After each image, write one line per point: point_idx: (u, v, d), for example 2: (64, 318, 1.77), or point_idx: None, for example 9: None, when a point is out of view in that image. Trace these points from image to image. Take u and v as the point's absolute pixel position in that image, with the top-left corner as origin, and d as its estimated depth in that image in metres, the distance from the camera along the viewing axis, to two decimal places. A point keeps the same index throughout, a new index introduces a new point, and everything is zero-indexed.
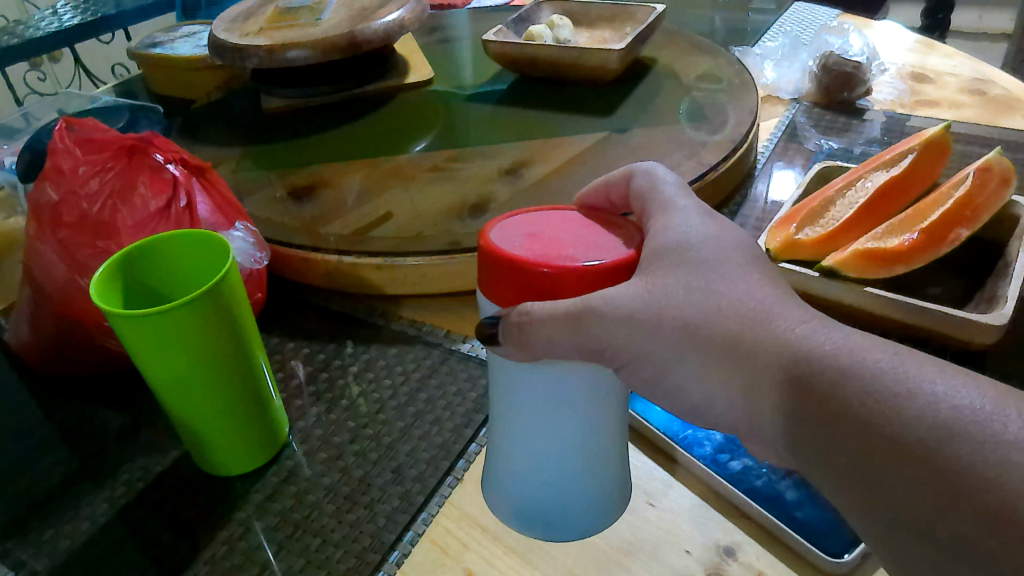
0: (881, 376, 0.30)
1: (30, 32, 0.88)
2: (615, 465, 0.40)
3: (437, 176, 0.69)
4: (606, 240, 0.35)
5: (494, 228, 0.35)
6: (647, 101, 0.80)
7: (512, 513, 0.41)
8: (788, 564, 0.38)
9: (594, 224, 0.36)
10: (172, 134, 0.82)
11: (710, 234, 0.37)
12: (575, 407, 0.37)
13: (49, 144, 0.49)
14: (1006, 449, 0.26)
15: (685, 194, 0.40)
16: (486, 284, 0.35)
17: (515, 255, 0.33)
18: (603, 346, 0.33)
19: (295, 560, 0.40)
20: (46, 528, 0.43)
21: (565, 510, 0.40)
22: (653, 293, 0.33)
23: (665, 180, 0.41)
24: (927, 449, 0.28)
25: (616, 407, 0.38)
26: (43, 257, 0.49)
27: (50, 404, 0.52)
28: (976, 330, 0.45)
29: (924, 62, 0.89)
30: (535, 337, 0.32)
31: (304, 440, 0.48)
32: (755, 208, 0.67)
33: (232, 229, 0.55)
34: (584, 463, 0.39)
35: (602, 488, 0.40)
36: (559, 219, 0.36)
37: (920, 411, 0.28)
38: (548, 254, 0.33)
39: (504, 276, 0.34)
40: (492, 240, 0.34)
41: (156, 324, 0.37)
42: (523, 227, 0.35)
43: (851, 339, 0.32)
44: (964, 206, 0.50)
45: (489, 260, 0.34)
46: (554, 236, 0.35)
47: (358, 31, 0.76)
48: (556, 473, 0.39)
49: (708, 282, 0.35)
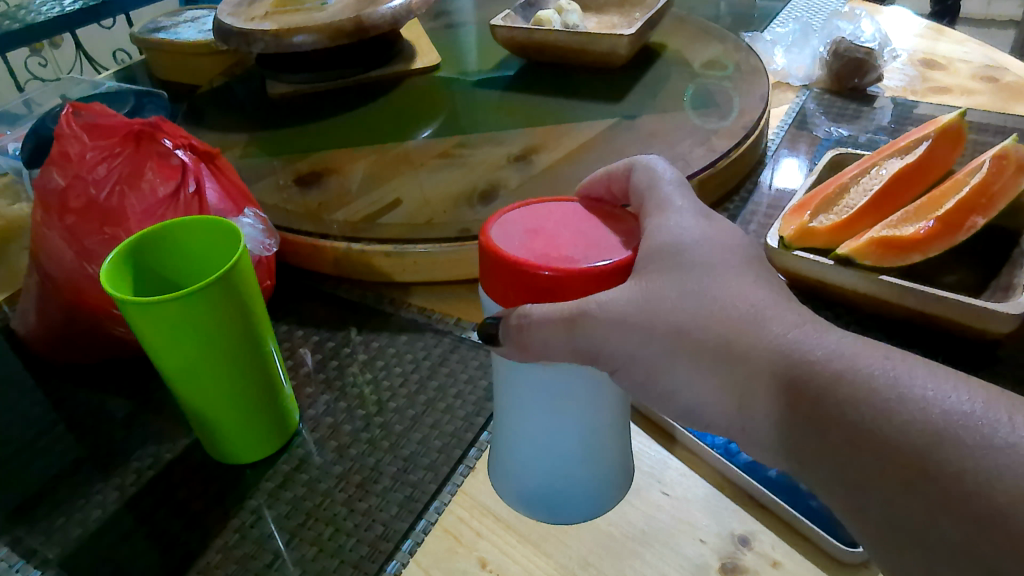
0: (873, 380, 0.30)
1: (31, 17, 0.86)
2: (616, 451, 0.40)
3: (445, 162, 0.68)
4: (607, 238, 0.35)
5: (495, 224, 0.35)
6: (655, 87, 0.80)
7: (517, 497, 0.41)
8: (803, 553, 0.38)
9: (595, 219, 0.36)
10: (176, 120, 0.81)
11: (705, 236, 0.36)
12: (574, 401, 0.37)
13: (56, 129, 0.50)
14: (997, 453, 0.26)
15: (685, 194, 0.38)
16: (488, 282, 0.35)
17: (517, 256, 0.33)
18: (600, 348, 0.33)
19: (308, 549, 0.40)
20: (57, 516, 0.43)
21: (567, 493, 0.40)
22: (650, 297, 0.33)
23: (665, 177, 0.39)
24: (918, 452, 0.27)
25: (615, 403, 0.38)
26: (51, 243, 0.49)
27: (57, 392, 0.52)
28: (992, 318, 0.44)
29: (934, 48, 0.88)
30: (533, 340, 0.32)
31: (315, 427, 0.48)
32: (766, 195, 0.67)
33: (241, 216, 0.55)
34: (586, 449, 0.39)
35: (604, 472, 0.40)
36: (560, 214, 0.36)
37: (911, 415, 0.28)
38: (549, 255, 0.33)
39: (505, 275, 0.33)
40: (492, 239, 0.34)
41: (166, 312, 0.36)
42: (522, 223, 0.35)
43: (847, 342, 0.32)
44: (980, 193, 0.49)
45: (490, 259, 0.34)
46: (555, 234, 0.34)
47: (364, 16, 0.75)
48: (558, 460, 0.39)
49: (701, 282, 0.34)
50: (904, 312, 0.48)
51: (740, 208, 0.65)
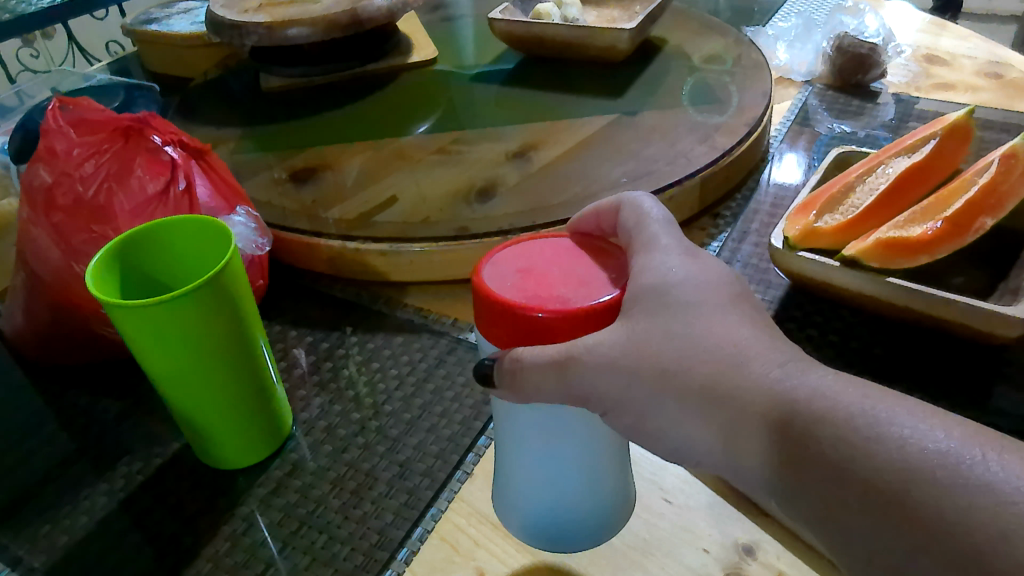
0: (852, 418, 0.28)
1: (21, 7, 0.85)
2: (617, 481, 0.39)
3: (442, 159, 0.67)
4: (597, 273, 0.34)
5: (487, 263, 0.35)
6: (655, 82, 0.78)
7: (514, 524, 0.39)
8: (811, 564, 0.37)
9: (585, 253, 0.35)
10: (168, 115, 0.80)
11: (691, 275, 0.34)
12: (570, 441, 0.36)
13: (42, 125, 0.48)
14: (966, 493, 0.25)
15: (673, 231, 0.36)
16: (481, 323, 0.34)
17: (509, 296, 0.32)
18: (592, 393, 0.32)
19: (300, 558, 0.39)
20: (43, 522, 0.42)
21: (567, 520, 0.38)
22: (636, 339, 0.31)
23: (653, 214, 0.37)
24: (896, 491, 0.26)
25: (612, 450, 0.37)
26: (38, 242, 0.48)
27: (48, 392, 0.51)
28: (999, 323, 0.43)
29: (937, 43, 0.87)
30: (527, 384, 0.31)
31: (308, 431, 0.47)
32: (768, 192, 0.65)
33: (233, 214, 0.53)
34: (588, 480, 0.37)
35: (605, 499, 0.38)
36: (551, 249, 0.35)
37: (886, 455, 0.27)
38: (540, 294, 0.32)
39: (498, 315, 0.32)
40: (484, 279, 0.33)
41: (154, 315, 0.35)
42: (514, 260, 0.34)
43: (828, 380, 0.30)
44: (988, 194, 0.48)
45: (483, 301, 0.33)
46: (546, 272, 0.34)
47: (360, 8, 0.74)
48: (556, 488, 0.37)
49: (686, 324, 0.32)
50: (908, 313, 0.47)
51: (742, 206, 0.64)
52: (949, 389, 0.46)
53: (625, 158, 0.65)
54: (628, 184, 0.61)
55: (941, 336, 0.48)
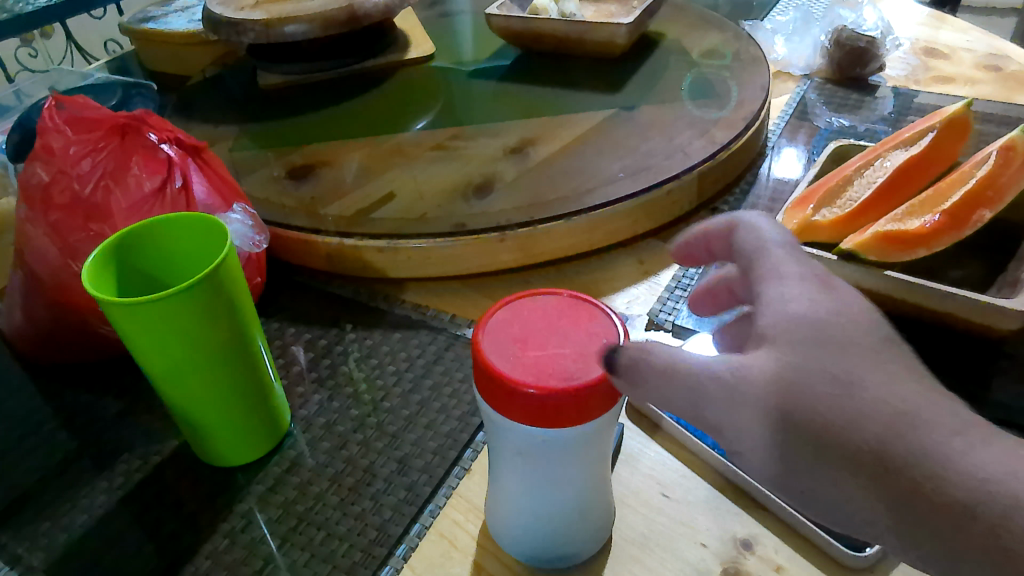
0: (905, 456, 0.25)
1: (18, 6, 0.85)
2: (603, 502, 0.37)
3: (440, 155, 0.67)
4: (594, 338, 0.32)
5: (483, 334, 0.32)
6: (653, 77, 0.78)
7: (511, 544, 0.37)
8: (808, 559, 0.37)
9: (575, 312, 0.33)
10: (165, 112, 0.80)
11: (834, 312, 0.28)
12: (562, 487, 0.34)
13: (38, 123, 0.48)
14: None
15: (801, 260, 0.31)
16: (487, 400, 0.32)
17: (514, 375, 0.30)
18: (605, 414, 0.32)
19: (299, 554, 0.39)
20: (43, 521, 0.42)
21: (561, 543, 0.37)
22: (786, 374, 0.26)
23: (773, 239, 0.32)
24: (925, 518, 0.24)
25: (599, 486, 0.36)
26: (34, 240, 0.48)
27: (46, 390, 0.51)
28: (998, 315, 0.43)
29: (935, 36, 0.87)
30: (647, 382, 0.28)
31: (306, 428, 0.47)
32: (767, 185, 0.65)
33: (229, 211, 0.53)
34: (580, 510, 0.36)
35: (597, 517, 0.37)
36: (541, 312, 0.33)
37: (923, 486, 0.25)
38: (543, 371, 0.30)
39: (499, 394, 0.30)
40: (487, 358, 0.31)
41: (151, 312, 0.35)
42: (510, 330, 0.32)
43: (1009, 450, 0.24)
44: (986, 187, 0.48)
45: (488, 379, 0.31)
46: (543, 342, 0.32)
47: (357, 5, 0.74)
48: (547, 517, 0.35)
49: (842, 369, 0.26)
50: (906, 306, 0.47)
51: (741, 200, 0.64)
52: (948, 381, 0.46)
53: (623, 153, 0.65)
54: (625, 180, 0.61)
55: (940, 329, 0.48)
